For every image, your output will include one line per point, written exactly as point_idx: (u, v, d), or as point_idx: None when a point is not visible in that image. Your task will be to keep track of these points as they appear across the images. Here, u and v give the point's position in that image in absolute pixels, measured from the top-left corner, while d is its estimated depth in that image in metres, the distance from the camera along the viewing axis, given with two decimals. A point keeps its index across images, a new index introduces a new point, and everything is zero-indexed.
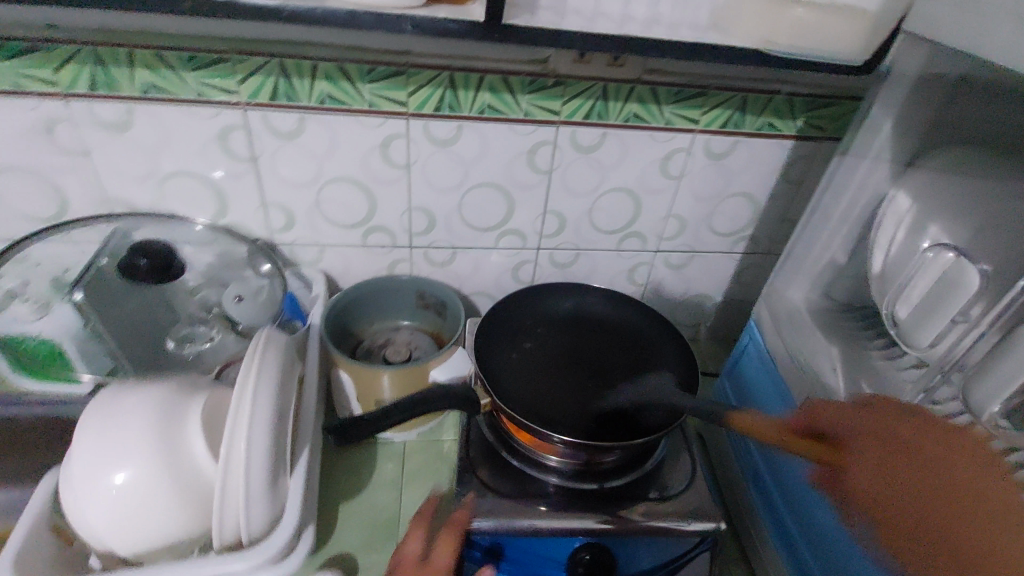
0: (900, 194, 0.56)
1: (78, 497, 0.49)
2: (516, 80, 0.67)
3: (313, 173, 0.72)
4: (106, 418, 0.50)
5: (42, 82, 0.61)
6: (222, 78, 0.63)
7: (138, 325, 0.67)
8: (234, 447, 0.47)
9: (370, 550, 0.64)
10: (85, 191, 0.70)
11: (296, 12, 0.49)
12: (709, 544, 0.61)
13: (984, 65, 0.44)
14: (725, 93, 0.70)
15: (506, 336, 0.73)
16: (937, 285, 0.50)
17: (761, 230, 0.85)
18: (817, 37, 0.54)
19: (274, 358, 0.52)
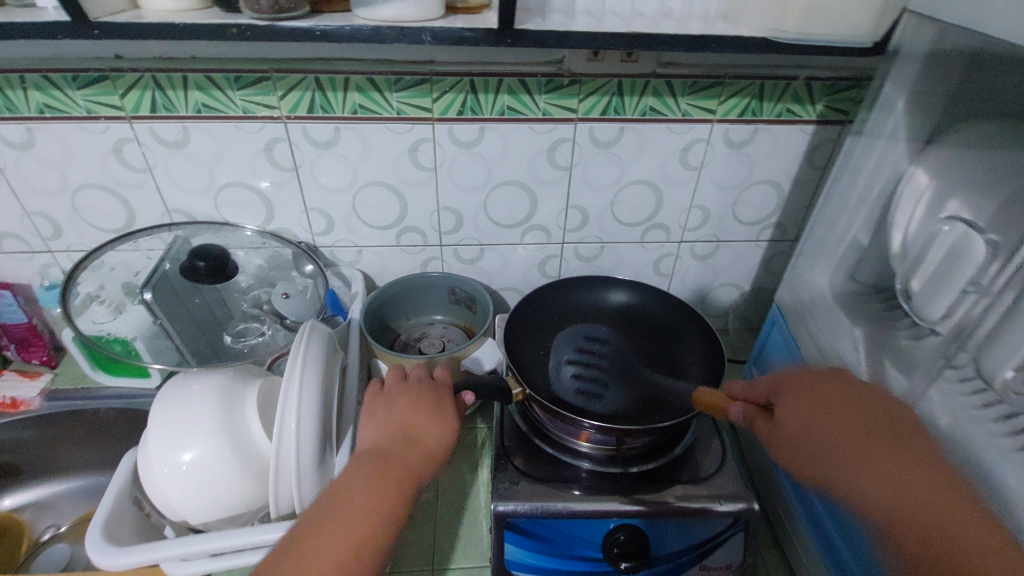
0: (919, 171, 0.56)
1: (153, 473, 0.55)
2: (534, 81, 0.70)
3: (349, 179, 0.77)
4: (175, 403, 0.56)
5: (111, 107, 0.69)
6: (265, 95, 0.69)
7: (199, 321, 0.74)
8: (286, 427, 0.52)
9: (409, 528, 0.68)
10: (150, 204, 0.78)
11: (327, 31, 0.54)
12: (741, 526, 0.60)
13: (992, 40, 0.44)
14: (741, 82, 0.72)
15: (540, 329, 0.77)
16: (949, 256, 0.51)
17: (786, 217, 0.85)
18: (828, 22, 0.53)
19: (318, 347, 0.57)
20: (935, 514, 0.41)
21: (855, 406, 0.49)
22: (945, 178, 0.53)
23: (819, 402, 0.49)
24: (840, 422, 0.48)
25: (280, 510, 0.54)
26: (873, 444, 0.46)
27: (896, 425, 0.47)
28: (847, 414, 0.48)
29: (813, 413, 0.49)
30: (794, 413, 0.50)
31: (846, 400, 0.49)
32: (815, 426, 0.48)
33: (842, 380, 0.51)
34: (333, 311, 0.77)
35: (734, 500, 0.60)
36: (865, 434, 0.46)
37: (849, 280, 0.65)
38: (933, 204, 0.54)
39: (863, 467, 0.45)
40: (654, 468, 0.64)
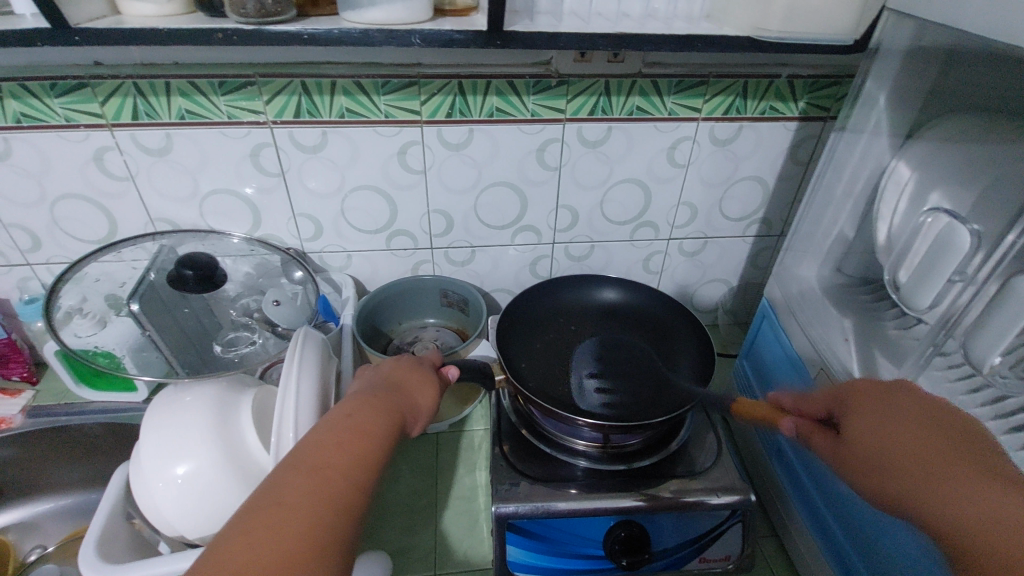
0: (901, 165, 0.58)
1: (149, 488, 0.53)
2: (522, 82, 0.70)
3: (337, 183, 0.77)
4: (168, 416, 0.55)
5: (90, 115, 0.67)
6: (250, 100, 0.68)
7: (187, 330, 0.72)
8: (284, 436, 0.51)
9: (409, 533, 0.67)
10: (134, 213, 0.76)
11: (315, 34, 0.53)
12: (739, 517, 0.61)
13: (969, 36, 0.46)
14: (726, 81, 0.73)
15: (530, 326, 0.77)
16: (933, 245, 0.52)
17: (772, 212, 0.87)
18: (809, 21, 0.54)
19: (312, 354, 0.56)
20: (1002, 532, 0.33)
21: (921, 416, 0.41)
22: (927, 171, 0.55)
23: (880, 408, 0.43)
24: (898, 431, 0.40)
25: None
26: (939, 458, 0.38)
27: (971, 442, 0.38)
28: (920, 426, 0.40)
29: (886, 421, 0.41)
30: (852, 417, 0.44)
31: (909, 408, 0.41)
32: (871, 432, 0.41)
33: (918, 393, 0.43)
34: (325, 317, 0.76)
35: (730, 492, 0.61)
36: (928, 445, 0.38)
37: (836, 273, 0.67)
38: (916, 196, 0.56)
39: (945, 488, 0.36)
40: (650, 464, 0.65)
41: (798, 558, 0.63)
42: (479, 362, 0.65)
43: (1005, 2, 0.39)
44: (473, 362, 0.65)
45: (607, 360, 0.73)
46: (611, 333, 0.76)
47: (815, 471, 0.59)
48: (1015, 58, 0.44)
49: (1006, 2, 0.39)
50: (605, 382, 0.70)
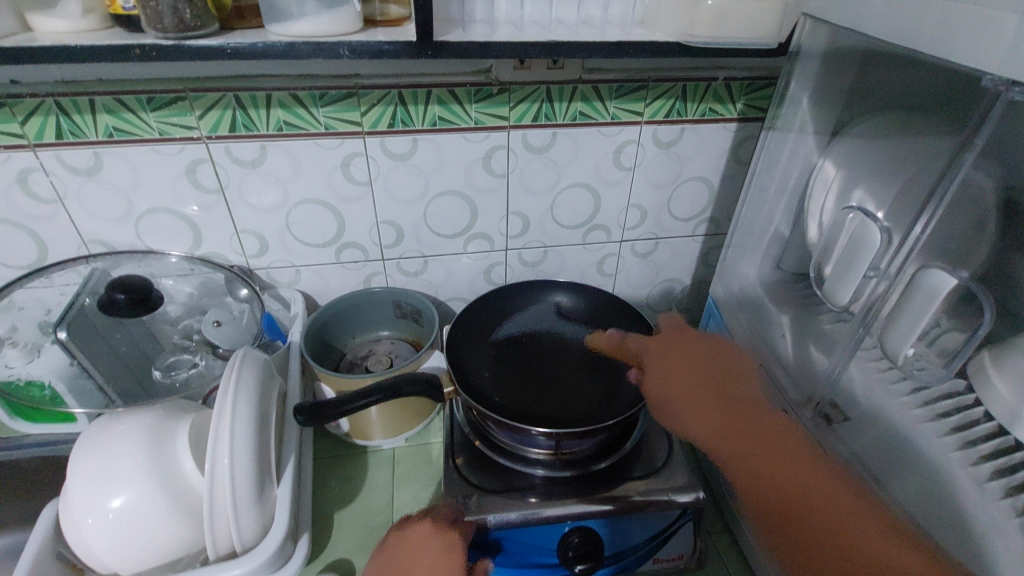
0: (828, 162, 0.59)
1: (78, 525, 0.51)
2: (463, 91, 0.70)
3: (281, 197, 0.75)
4: (100, 447, 0.53)
5: (10, 135, 0.64)
6: (181, 116, 0.66)
7: (123, 354, 0.69)
8: (219, 463, 0.49)
9: (365, 552, 0.66)
10: (65, 236, 0.73)
11: (238, 48, 0.52)
12: (690, 515, 0.62)
13: (878, 41, 0.47)
14: (665, 85, 0.74)
15: (487, 333, 0.75)
16: (849, 243, 0.53)
17: (719, 211, 0.89)
18: (733, 27, 0.56)
19: (250, 375, 0.55)
20: (839, 524, 0.44)
21: (692, 350, 0.60)
22: (851, 169, 0.57)
23: (681, 365, 0.58)
24: (689, 372, 0.57)
25: (218, 548, 0.51)
26: (700, 380, 0.56)
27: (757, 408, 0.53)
28: (687, 370, 0.58)
29: (681, 381, 0.57)
30: (660, 379, 0.58)
31: (685, 349, 0.60)
32: (722, 437, 0.50)
33: (690, 335, 0.62)
34: (271, 336, 0.74)
35: (681, 491, 0.61)
36: (705, 381, 0.56)
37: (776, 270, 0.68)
38: (842, 194, 0.58)
39: (697, 419, 0.53)
40: (604, 467, 0.65)
41: (750, 551, 0.64)
42: (424, 373, 0.64)
43: (908, 5, 0.41)
44: (419, 372, 0.65)
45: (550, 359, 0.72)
46: (556, 333, 0.76)
47: None
48: (923, 60, 0.46)
49: (907, 7, 0.41)
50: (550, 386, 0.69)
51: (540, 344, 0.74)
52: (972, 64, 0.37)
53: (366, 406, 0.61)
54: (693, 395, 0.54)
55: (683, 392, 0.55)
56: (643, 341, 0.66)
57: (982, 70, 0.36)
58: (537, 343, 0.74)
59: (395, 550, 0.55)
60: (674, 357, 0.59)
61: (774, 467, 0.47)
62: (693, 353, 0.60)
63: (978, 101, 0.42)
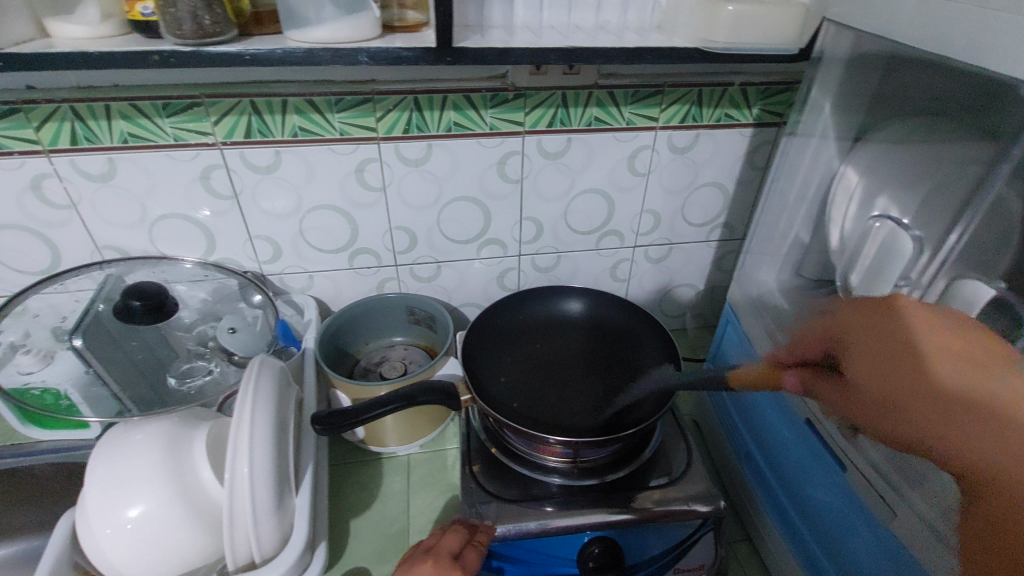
0: (850, 169, 0.59)
1: (95, 535, 0.50)
2: (479, 97, 0.70)
3: (295, 203, 0.75)
4: (117, 457, 0.52)
5: (25, 141, 0.64)
6: (197, 122, 0.66)
7: (135, 360, 0.68)
8: (238, 472, 0.49)
9: (381, 561, 0.65)
10: (79, 242, 0.73)
11: (257, 55, 0.51)
12: (710, 525, 0.61)
13: (905, 47, 0.47)
14: (681, 90, 0.73)
15: (501, 341, 0.75)
16: (880, 250, 0.54)
17: (733, 216, 0.88)
18: (753, 33, 0.55)
19: (268, 382, 0.54)
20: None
21: (896, 331, 0.47)
22: (874, 176, 0.56)
23: (875, 348, 0.48)
24: (916, 349, 0.46)
25: (237, 559, 0.50)
26: (911, 363, 0.45)
27: (946, 370, 0.43)
28: (896, 350, 0.47)
29: (876, 356, 0.48)
30: (867, 373, 0.48)
31: (888, 330, 0.48)
32: (885, 406, 0.46)
33: (869, 315, 0.50)
34: (286, 342, 0.73)
35: (701, 501, 0.60)
36: (908, 359, 0.45)
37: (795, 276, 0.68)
38: (865, 200, 0.57)
39: (894, 379, 0.46)
40: (622, 477, 0.64)
41: (772, 562, 0.63)
42: (440, 382, 0.64)
43: (940, 11, 0.40)
44: (436, 380, 0.64)
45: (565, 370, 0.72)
46: (571, 342, 0.76)
47: (783, 474, 0.61)
48: (952, 66, 0.45)
49: (937, 12, 0.40)
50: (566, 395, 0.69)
51: (554, 353, 0.74)
52: (1009, 72, 0.36)
53: (386, 414, 0.61)
54: (894, 372, 0.46)
55: (883, 376, 0.47)
56: (819, 333, 0.55)
57: (1018, 78, 0.36)
58: (552, 352, 0.74)
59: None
60: (856, 325, 0.51)
61: (950, 426, 0.42)
62: (922, 329, 0.46)
63: (1011, 108, 0.41)
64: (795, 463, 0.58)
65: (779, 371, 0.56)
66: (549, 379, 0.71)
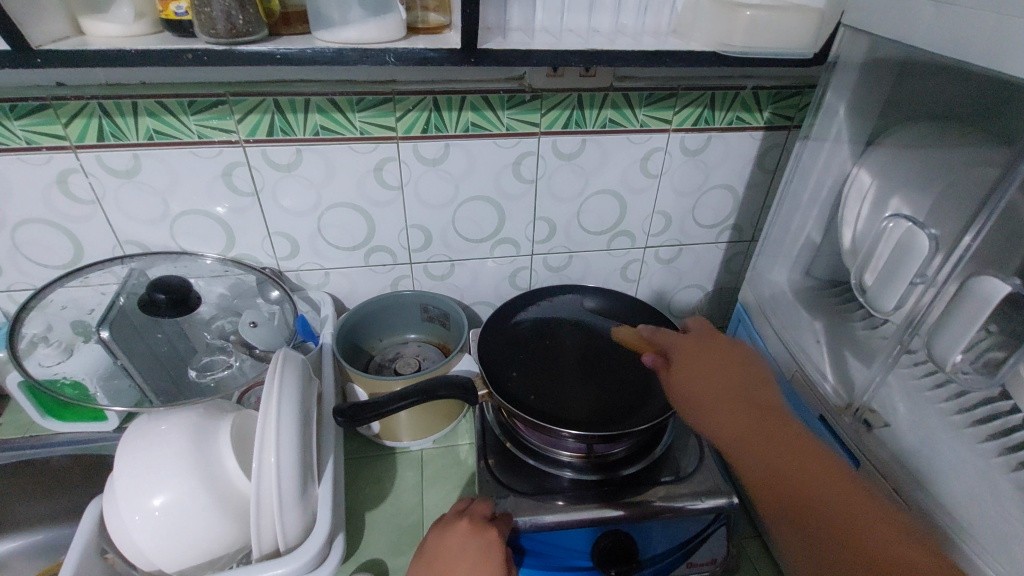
0: (863, 171, 0.60)
1: (123, 523, 0.52)
2: (497, 98, 0.71)
3: (313, 201, 0.76)
4: (144, 446, 0.53)
5: (52, 137, 0.65)
6: (221, 120, 0.67)
7: (157, 352, 0.71)
8: (265, 461, 0.50)
9: (398, 553, 0.66)
10: (101, 237, 0.74)
11: (288, 54, 0.53)
12: (723, 520, 0.62)
13: (920, 53, 0.48)
14: (694, 93, 0.75)
15: (516, 338, 0.76)
16: (894, 251, 0.52)
17: (743, 219, 0.90)
18: (769, 38, 0.57)
19: (292, 375, 0.55)
20: None
21: (720, 372, 0.58)
22: (886, 178, 0.58)
23: (705, 373, 0.59)
24: (717, 386, 0.58)
25: (263, 546, 0.51)
26: (736, 409, 0.55)
27: (790, 427, 0.52)
28: (713, 378, 0.58)
29: (699, 384, 0.59)
30: (687, 386, 0.59)
31: (711, 364, 0.60)
32: (731, 432, 0.64)
33: (714, 350, 0.62)
34: (304, 337, 0.76)
35: (714, 495, 0.62)
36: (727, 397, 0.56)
37: (806, 277, 0.69)
38: (877, 202, 0.58)
39: (726, 421, 0.64)
40: (635, 472, 0.65)
41: (783, 557, 0.64)
42: (458, 377, 0.65)
43: (956, 18, 0.42)
44: (453, 375, 0.65)
45: (579, 364, 0.73)
46: (585, 338, 0.77)
47: None
48: (965, 72, 0.47)
49: (953, 18, 0.42)
50: (580, 388, 0.70)
51: (569, 349, 0.75)
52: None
53: (405, 407, 0.62)
54: (726, 413, 0.63)
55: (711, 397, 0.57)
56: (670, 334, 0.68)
57: None
58: (566, 348, 0.75)
59: (429, 550, 0.56)
60: (682, 349, 0.64)
61: (757, 448, 0.60)
62: (743, 379, 0.57)
63: None
64: None
65: (646, 346, 0.71)
66: (563, 374, 0.72)
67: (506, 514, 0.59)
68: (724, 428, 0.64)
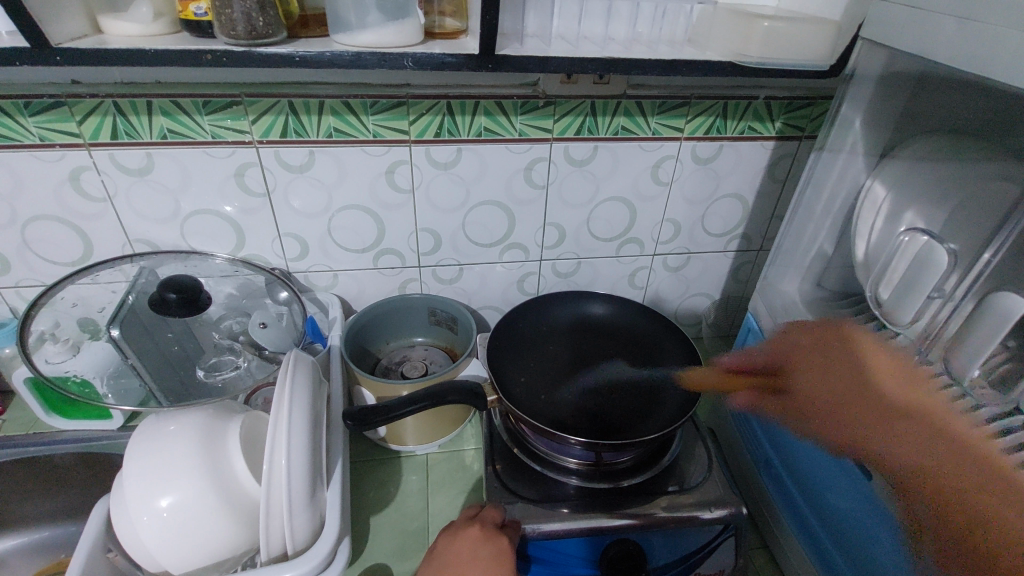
0: (877, 184, 0.60)
1: (131, 523, 0.51)
2: (510, 103, 0.71)
3: (324, 203, 0.76)
4: (154, 446, 0.53)
5: (67, 134, 0.65)
6: (235, 120, 0.67)
7: (166, 352, 0.71)
8: (275, 463, 0.50)
9: (403, 557, 0.66)
10: (111, 234, 0.74)
11: (307, 56, 0.53)
12: (732, 531, 0.62)
13: (939, 68, 0.48)
14: (707, 102, 0.75)
15: (525, 343, 0.76)
16: (915, 264, 0.54)
17: (752, 228, 0.90)
18: (786, 49, 0.57)
19: (303, 377, 0.55)
20: (961, 483, 0.46)
21: (843, 360, 0.58)
22: (901, 191, 0.58)
23: (834, 373, 0.58)
24: (841, 382, 0.57)
25: (270, 550, 0.51)
26: (859, 401, 0.55)
27: (904, 405, 0.52)
28: (833, 377, 0.58)
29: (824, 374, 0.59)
30: (812, 381, 0.59)
31: (832, 360, 0.58)
32: (827, 416, 0.57)
33: (840, 344, 0.59)
34: (312, 338, 0.75)
35: (722, 506, 0.61)
36: (858, 393, 0.55)
37: (817, 288, 0.69)
38: (891, 215, 0.58)
39: (824, 409, 0.57)
40: (642, 481, 0.65)
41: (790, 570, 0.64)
42: (467, 382, 0.65)
43: (978, 34, 0.42)
44: (462, 381, 0.65)
45: (586, 372, 0.73)
46: (592, 346, 0.77)
47: (803, 480, 0.62)
48: (984, 87, 0.47)
49: (975, 33, 0.42)
50: (586, 396, 0.70)
51: (576, 357, 0.75)
52: None
53: (413, 412, 0.62)
54: (833, 404, 0.57)
55: (835, 387, 0.57)
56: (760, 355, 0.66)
57: None
58: (574, 356, 0.75)
59: (442, 554, 0.56)
60: (798, 351, 0.62)
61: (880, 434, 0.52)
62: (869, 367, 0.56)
63: None
64: (816, 470, 0.60)
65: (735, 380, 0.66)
66: (570, 381, 0.72)
67: (517, 523, 0.59)
68: (828, 416, 0.57)
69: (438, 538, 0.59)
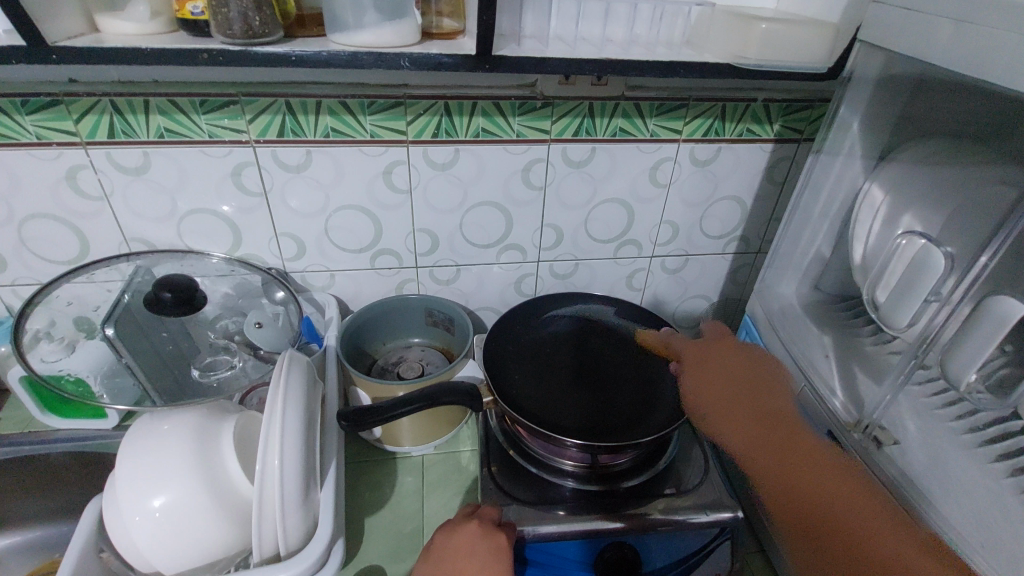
0: (874, 187, 0.60)
1: (123, 523, 0.51)
2: (508, 104, 0.71)
3: (321, 203, 0.76)
4: (147, 446, 0.53)
5: (63, 133, 0.65)
6: (232, 119, 0.67)
7: (161, 351, 0.71)
8: (268, 464, 0.50)
9: (397, 559, 0.65)
10: (108, 233, 0.74)
11: (303, 56, 0.53)
12: (728, 534, 0.61)
13: (937, 71, 0.48)
14: (705, 104, 0.75)
15: (522, 344, 0.76)
16: (909, 267, 0.53)
17: (750, 230, 0.89)
18: (784, 52, 0.57)
19: (297, 378, 0.55)
20: (830, 500, 0.48)
21: (745, 368, 0.61)
22: (899, 195, 0.58)
23: (722, 376, 0.61)
24: (739, 394, 0.58)
25: (263, 551, 0.51)
26: (758, 419, 0.55)
27: (795, 424, 0.54)
28: (734, 384, 0.59)
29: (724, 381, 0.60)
30: (700, 386, 0.61)
31: (741, 366, 0.61)
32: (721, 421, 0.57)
33: (747, 357, 0.62)
34: (309, 338, 0.77)
35: (718, 509, 0.61)
36: (750, 404, 0.57)
37: (814, 291, 0.69)
38: (889, 218, 0.58)
39: (729, 422, 0.56)
40: (638, 484, 0.65)
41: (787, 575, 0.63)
42: (462, 383, 0.64)
43: (976, 37, 0.41)
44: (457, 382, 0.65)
45: (584, 373, 0.73)
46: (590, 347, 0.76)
47: None
48: (982, 90, 0.46)
49: (972, 36, 0.42)
50: (583, 397, 0.70)
51: (574, 357, 0.75)
52: None
53: (407, 413, 0.61)
54: (735, 416, 0.56)
55: (725, 396, 0.59)
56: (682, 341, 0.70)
57: None
58: (572, 356, 0.75)
59: (440, 548, 0.55)
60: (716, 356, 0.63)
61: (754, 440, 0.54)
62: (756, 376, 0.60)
63: None
64: None
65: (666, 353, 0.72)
66: (568, 382, 0.71)
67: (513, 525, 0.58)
68: (734, 432, 0.55)
69: (433, 538, 0.58)
